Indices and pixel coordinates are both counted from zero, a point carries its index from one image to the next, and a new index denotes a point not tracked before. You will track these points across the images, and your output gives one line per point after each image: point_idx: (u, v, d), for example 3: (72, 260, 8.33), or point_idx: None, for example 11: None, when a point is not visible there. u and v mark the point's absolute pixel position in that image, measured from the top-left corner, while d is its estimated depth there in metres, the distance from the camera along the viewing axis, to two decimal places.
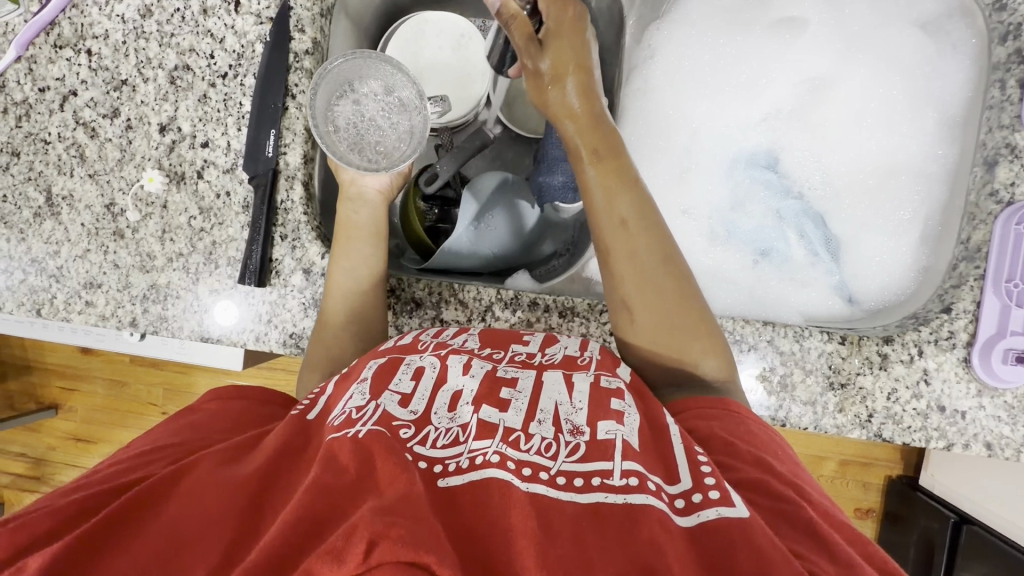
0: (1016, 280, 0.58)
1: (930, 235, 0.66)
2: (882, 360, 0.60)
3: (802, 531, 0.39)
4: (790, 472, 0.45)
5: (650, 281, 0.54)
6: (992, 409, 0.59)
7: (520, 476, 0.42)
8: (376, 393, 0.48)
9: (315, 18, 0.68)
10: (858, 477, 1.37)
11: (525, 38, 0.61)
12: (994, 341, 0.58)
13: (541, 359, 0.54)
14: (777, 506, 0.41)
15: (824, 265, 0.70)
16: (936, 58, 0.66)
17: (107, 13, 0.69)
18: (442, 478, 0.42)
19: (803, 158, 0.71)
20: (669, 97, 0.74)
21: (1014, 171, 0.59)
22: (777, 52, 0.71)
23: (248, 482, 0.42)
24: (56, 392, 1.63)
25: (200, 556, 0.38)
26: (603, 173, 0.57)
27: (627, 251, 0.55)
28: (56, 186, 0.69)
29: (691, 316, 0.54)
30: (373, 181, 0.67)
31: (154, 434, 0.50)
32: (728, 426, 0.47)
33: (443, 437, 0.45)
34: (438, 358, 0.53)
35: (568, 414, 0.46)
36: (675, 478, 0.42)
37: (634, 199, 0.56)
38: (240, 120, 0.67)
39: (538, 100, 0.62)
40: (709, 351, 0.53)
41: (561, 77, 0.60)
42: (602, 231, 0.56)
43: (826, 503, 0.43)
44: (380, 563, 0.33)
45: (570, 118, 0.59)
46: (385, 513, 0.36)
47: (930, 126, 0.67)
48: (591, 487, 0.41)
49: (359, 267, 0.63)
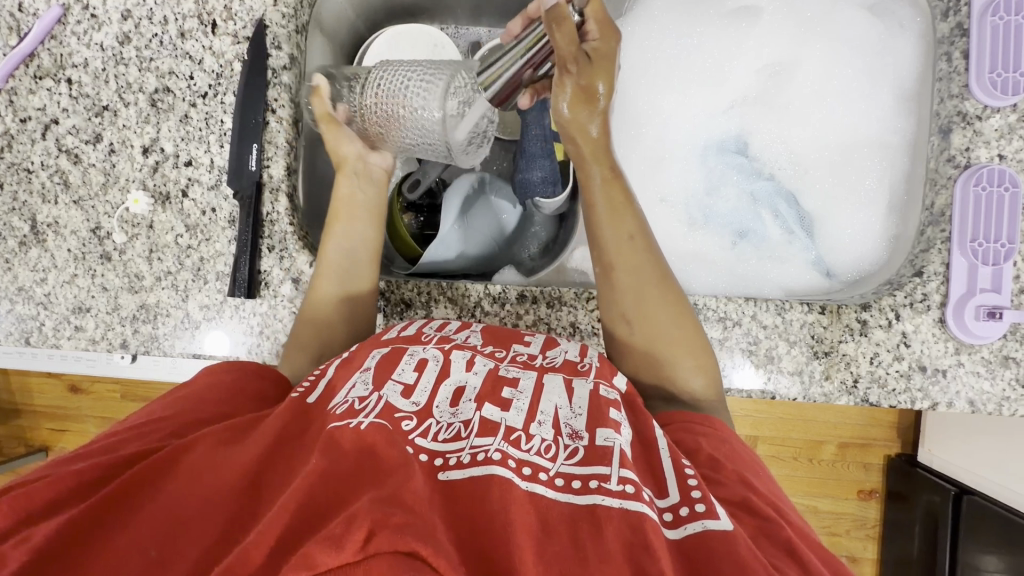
0: (980, 239, 0.60)
1: (896, 204, 0.69)
2: (862, 326, 0.62)
3: (781, 549, 0.40)
4: (769, 491, 0.46)
5: (648, 293, 0.56)
6: (970, 366, 0.61)
7: (521, 475, 0.42)
8: (379, 385, 0.49)
9: (291, 35, 0.70)
10: (858, 458, 1.37)
11: (570, 45, 0.55)
12: (966, 299, 0.61)
13: (542, 361, 0.55)
14: (757, 522, 0.42)
15: (800, 242, 0.72)
16: (886, 36, 0.70)
17: (85, 42, 0.70)
18: (443, 471, 0.42)
19: (771, 141, 0.74)
20: (639, 91, 0.76)
21: (967, 137, 0.62)
22: (738, 41, 0.74)
23: (247, 465, 0.43)
24: (46, 433, 1.60)
25: (200, 536, 0.38)
26: (613, 188, 0.59)
27: (627, 262, 0.57)
28: (40, 214, 0.70)
29: (686, 328, 0.56)
30: (378, 159, 0.69)
31: (146, 412, 0.50)
32: (714, 443, 0.49)
33: (444, 431, 0.46)
34: (441, 351, 0.54)
35: (569, 419, 0.47)
36: (664, 492, 0.43)
37: (637, 216, 0.58)
38: (223, 137, 0.69)
39: (556, 109, 0.58)
40: (699, 364, 0.55)
41: (589, 100, 0.57)
42: (603, 241, 0.58)
43: (802, 523, 0.44)
44: (376, 553, 0.33)
45: (587, 140, 0.58)
46: (384, 504, 0.36)
47: (887, 100, 0.70)
48: (587, 489, 0.41)
49: (355, 244, 0.65)
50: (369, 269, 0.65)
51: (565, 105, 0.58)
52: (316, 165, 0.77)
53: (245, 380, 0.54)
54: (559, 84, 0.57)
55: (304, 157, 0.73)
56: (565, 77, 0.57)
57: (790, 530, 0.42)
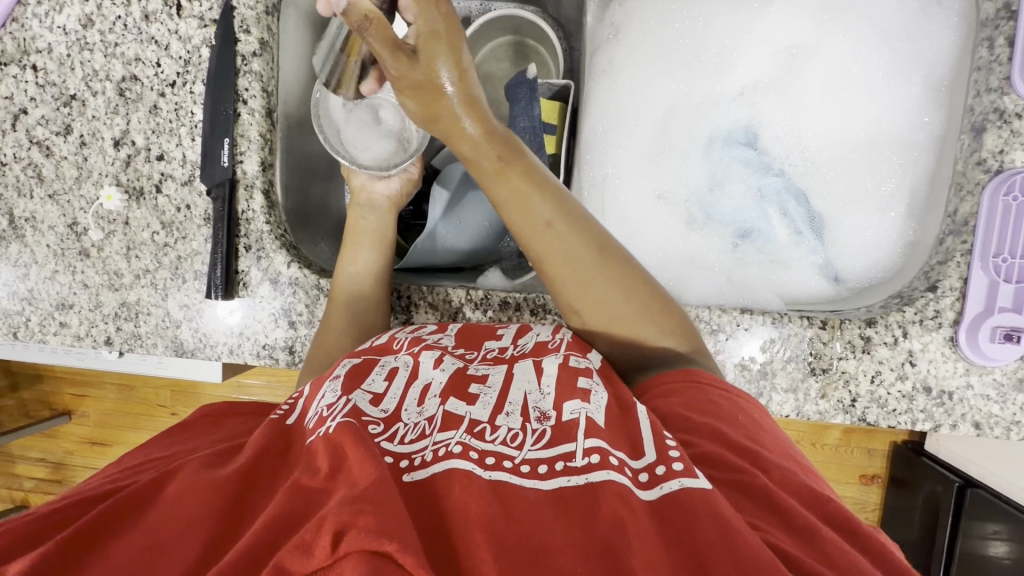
0: (1004, 254, 0.56)
1: (917, 207, 0.63)
2: (865, 343, 0.58)
3: (760, 501, 0.37)
4: (748, 439, 0.42)
5: (586, 278, 0.51)
6: (980, 388, 0.58)
7: (483, 465, 0.39)
8: (347, 391, 0.46)
9: (260, 17, 0.65)
10: (862, 444, 1.34)
11: (390, 45, 0.49)
12: (982, 318, 0.56)
13: (513, 351, 0.51)
14: (732, 479, 0.39)
15: (808, 244, 0.67)
16: (921, 16, 0.62)
17: (47, 25, 0.66)
18: (407, 472, 0.39)
19: (783, 133, 0.67)
20: (638, 76, 0.71)
21: (1003, 138, 0.56)
22: (749, 21, 0.67)
23: (227, 483, 0.41)
24: (68, 398, 1.66)
25: (179, 560, 0.37)
26: (510, 179, 0.52)
27: (556, 254, 0.51)
28: (17, 208, 0.68)
29: (638, 299, 0.51)
30: (381, 188, 0.69)
31: (140, 454, 0.51)
32: (689, 400, 0.45)
33: (410, 433, 0.43)
34: (412, 357, 0.50)
35: (536, 402, 0.44)
36: (641, 453, 0.39)
37: (550, 196, 0.52)
38: (194, 129, 0.66)
39: (421, 118, 0.52)
40: (663, 328, 0.51)
41: (440, 96, 0.50)
42: (523, 236, 0.52)
43: (787, 466, 0.41)
44: (346, 554, 0.32)
45: (463, 136, 0.52)
46: (353, 502, 0.34)
47: (915, 91, 0.63)
48: (555, 472, 0.38)
49: (362, 271, 0.63)
50: (371, 296, 0.62)
51: (413, 104, 0.52)
52: (297, 154, 0.73)
53: (247, 421, 0.55)
54: (403, 91, 0.51)
55: (282, 149, 0.70)
56: (398, 82, 0.51)
57: (768, 480, 0.38)
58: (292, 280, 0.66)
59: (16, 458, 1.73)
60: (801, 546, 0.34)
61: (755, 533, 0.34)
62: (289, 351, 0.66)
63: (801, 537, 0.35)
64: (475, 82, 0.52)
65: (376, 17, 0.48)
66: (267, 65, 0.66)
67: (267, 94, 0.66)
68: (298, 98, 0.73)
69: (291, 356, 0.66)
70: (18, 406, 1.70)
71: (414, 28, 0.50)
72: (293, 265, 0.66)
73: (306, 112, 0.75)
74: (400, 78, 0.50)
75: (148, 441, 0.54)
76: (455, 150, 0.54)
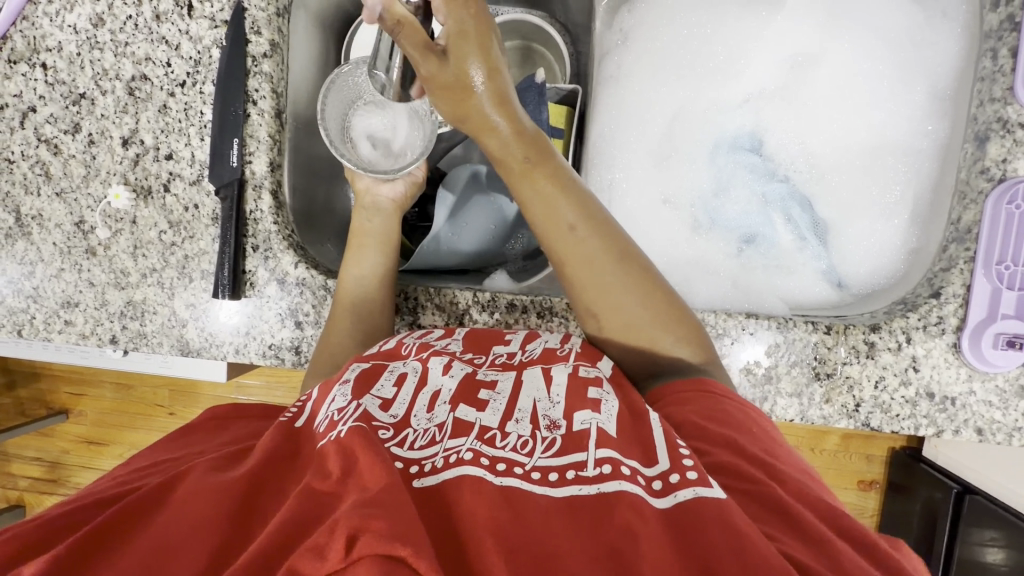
0: (1007, 261, 0.56)
1: (920, 214, 0.64)
2: (869, 348, 0.59)
3: (772, 511, 0.37)
4: (759, 449, 0.43)
5: (606, 282, 0.51)
6: (982, 394, 0.58)
7: (494, 471, 0.39)
8: (358, 395, 0.46)
9: (272, 19, 0.65)
10: (860, 450, 1.34)
11: (421, 48, 0.49)
12: (985, 325, 0.57)
13: (521, 358, 0.51)
14: (744, 488, 0.39)
15: (812, 250, 0.67)
16: (925, 26, 0.63)
17: (58, 24, 0.67)
18: (418, 478, 0.39)
19: (788, 140, 0.67)
20: (645, 82, 0.71)
21: (1005, 147, 0.57)
22: (756, 28, 0.68)
23: (237, 487, 0.41)
24: (65, 398, 1.65)
25: (192, 563, 0.37)
26: (536, 179, 0.52)
27: (578, 256, 0.52)
28: (23, 205, 0.68)
29: (655, 305, 0.52)
30: (386, 190, 0.70)
31: (147, 456, 0.51)
32: (701, 408, 0.46)
33: (421, 438, 0.43)
34: (420, 362, 0.50)
35: (546, 410, 0.44)
36: (654, 459, 0.39)
37: (575, 199, 0.52)
38: (203, 129, 0.66)
39: (450, 116, 0.53)
40: (678, 334, 0.52)
41: (469, 95, 0.51)
42: (546, 237, 0.53)
43: (797, 476, 0.41)
44: (360, 558, 0.32)
45: (491, 134, 0.52)
46: (366, 506, 0.34)
47: (919, 100, 0.64)
48: (565, 480, 0.38)
49: (367, 275, 0.63)
50: (378, 298, 0.62)
51: (442, 103, 0.52)
52: (304, 155, 0.74)
53: (253, 423, 0.56)
54: (433, 90, 0.51)
55: (290, 149, 0.70)
56: (429, 82, 0.51)
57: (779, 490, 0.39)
58: (299, 281, 0.66)
59: (11, 457, 1.72)
60: (811, 555, 0.34)
61: (768, 543, 0.34)
62: (296, 351, 0.66)
63: (812, 546, 0.35)
64: (507, 82, 0.52)
65: (407, 20, 0.48)
66: (277, 66, 0.66)
67: (277, 95, 0.66)
68: (307, 99, 0.74)
69: (297, 356, 0.66)
70: (14, 405, 1.69)
71: (446, 27, 0.50)
72: (301, 266, 0.66)
73: (314, 114, 0.75)
74: (431, 78, 0.51)
75: (154, 443, 0.54)
76: (482, 147, 0.54)
